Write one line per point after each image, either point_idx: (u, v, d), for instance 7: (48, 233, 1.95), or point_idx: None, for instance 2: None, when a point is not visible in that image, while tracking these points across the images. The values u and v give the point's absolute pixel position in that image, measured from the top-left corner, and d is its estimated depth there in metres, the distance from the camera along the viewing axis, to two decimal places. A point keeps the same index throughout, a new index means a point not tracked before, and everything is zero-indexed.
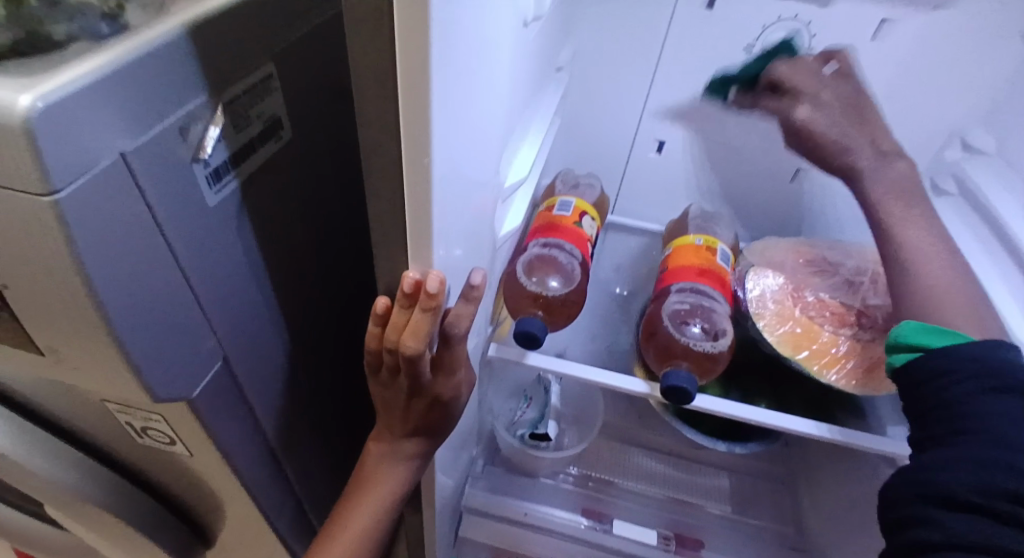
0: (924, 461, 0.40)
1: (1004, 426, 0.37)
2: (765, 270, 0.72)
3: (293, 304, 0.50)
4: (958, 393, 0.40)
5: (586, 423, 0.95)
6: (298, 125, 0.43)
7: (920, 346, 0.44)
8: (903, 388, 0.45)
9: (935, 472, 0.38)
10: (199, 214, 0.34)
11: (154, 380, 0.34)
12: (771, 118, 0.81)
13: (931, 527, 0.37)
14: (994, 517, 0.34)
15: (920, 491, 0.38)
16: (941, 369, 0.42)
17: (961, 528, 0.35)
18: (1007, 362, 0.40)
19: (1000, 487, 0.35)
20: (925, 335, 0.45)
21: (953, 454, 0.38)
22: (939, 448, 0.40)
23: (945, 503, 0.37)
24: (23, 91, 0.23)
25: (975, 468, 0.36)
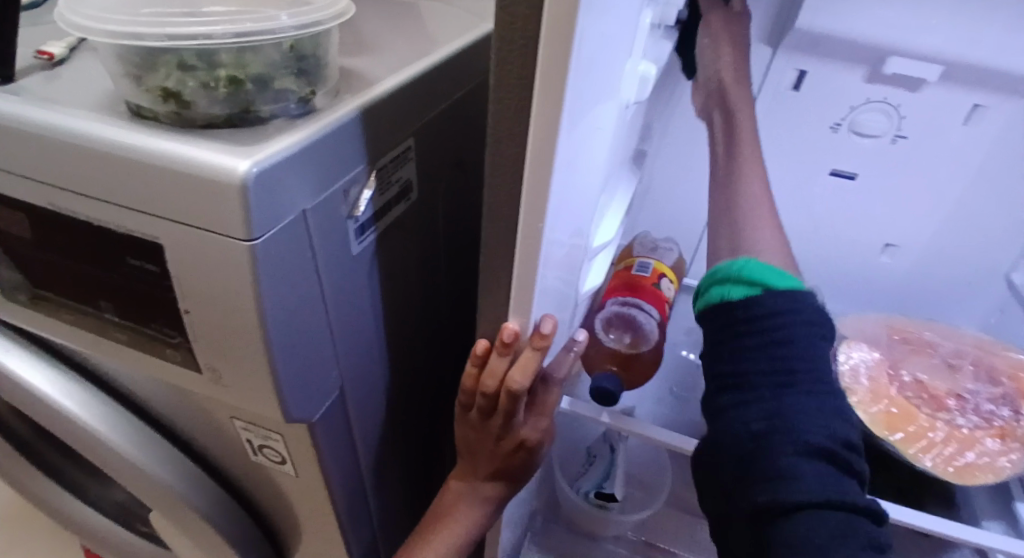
0: (771, 408, 0.37)
1: (820, 361, 0.39)
2: (858, 343, 0.71)
3: (400, 344, 0.54)
4: (781, 333, 0.39)
5: (653, 489, 0.92)
6: (424, 189, 0.48)
7: (760, 281, 0.41)
8: (721, 321, 0.42)
9: (784, 418, 0.37)
10: (342, 261, 0.39)
11: (291, 402, 0.39)
12: (854, 194, 0.82)
13: (788, 482, 0.35)
14: (834, 463, 0.36)
15: (769, 440, 0.36)
16: (781, 307, 0.39)
17: (814, 480, 0.35)
18: (805, 301, 0.40)
19: (835, 433, 0.37)
20: (763, 272, 0.41)
21: (813, 408, 0.37)
22: (778, 391, 0.38)
23: (798, 450, 0.36)
24: (245, 159, 0.29)
25: (821, 416, 0.37)
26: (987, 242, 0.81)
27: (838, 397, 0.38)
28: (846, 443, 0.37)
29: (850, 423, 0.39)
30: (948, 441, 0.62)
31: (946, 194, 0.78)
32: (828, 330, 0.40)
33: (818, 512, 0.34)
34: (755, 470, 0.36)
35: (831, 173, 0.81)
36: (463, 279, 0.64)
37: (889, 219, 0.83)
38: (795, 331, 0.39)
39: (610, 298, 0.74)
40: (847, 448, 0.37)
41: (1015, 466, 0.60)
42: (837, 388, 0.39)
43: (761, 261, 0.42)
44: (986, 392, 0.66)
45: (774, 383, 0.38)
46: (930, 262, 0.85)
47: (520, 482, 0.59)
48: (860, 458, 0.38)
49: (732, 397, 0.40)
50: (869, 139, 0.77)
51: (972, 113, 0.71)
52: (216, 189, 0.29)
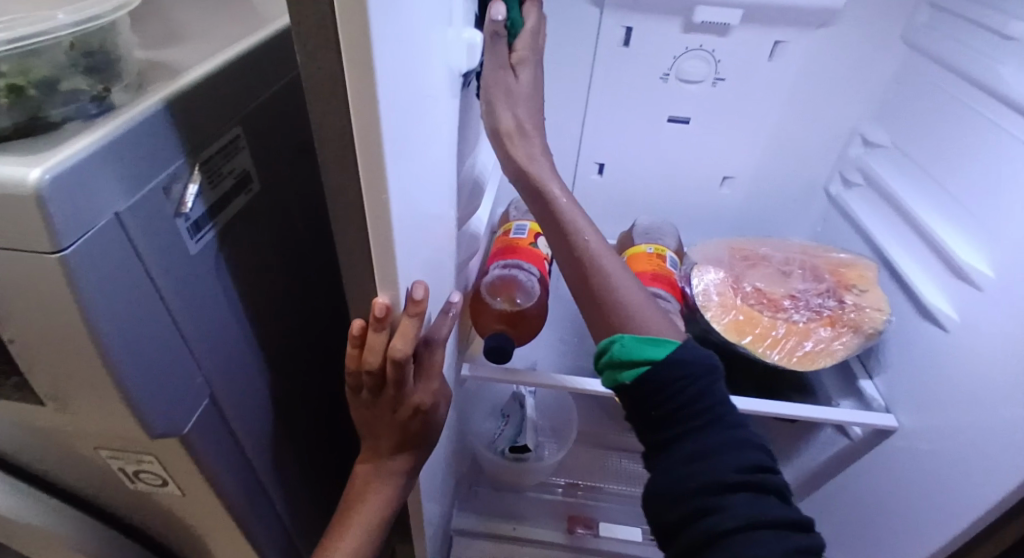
0: (688, 452, 0.45)
1: (721, 405, 0.47)
2: (706, 267, 0.78)
3: (273, 340, 0.53)
4: (678, 397, 0.47)
5: (562, 432, 0.98)
6: (265, 180, 0.48)
7: (644, 358, 0.48)
8: (630, 397, 0.49)
9: (699, 460, 0.44)
10: (180, 261, 0.38)
11: (152, 415, 0.38)
12: (693, 136, 0.90)
13: (716, 514, 0.42)
14: (754, 487, 0.43)
15: (696, 480, 0.44)
16: (670, 372, 0.48)
17: (736, 507, 0.42)
18: (693, 357, 0.49)
19: (749, 463, 0.44)
20: (641, 349, 0.49)
21: (723, 448, 0.44)
22: (690, 439, 0.46)
23: (719, 485, 0.43)
24: (34, 166, 0.28)
25: (733, 451, 0.44)
26: (805, 163, 0.92)
27: (747, 433, 0.46)
28: (761, 467, 0.44)
29: (767, 452, 0.46)
30: (789, 335, 0.71)
31: (767, 124, 0.88)
32: (719, 378, 0.48)
33: (746, 534, 0.41)
34: (688, 510, 0.43)
35: (670, 119, 0.88)
36: (330, 267, 0.64)
37: (726, 155, 0.92)
38: (692, 391, 0.47)
39: (492, 264, 0.79)
40: (766, 471, 0.44)
41: (846, 347, 0.70)
42: (742, 422, 0.47)
43: (638, 337, 0.50)
44: (813, 289, 0.75)
45: (686, 432, 0.46)
46: (764, 188, 0.95)
47: (425, 450, 0.60)
48: (782, 475, 0.45)
49: (657, 459, 0.48)
50: (694, 85, 0.85)
51: (775, 49, 0.81)
52: (8, 202, 0.28)
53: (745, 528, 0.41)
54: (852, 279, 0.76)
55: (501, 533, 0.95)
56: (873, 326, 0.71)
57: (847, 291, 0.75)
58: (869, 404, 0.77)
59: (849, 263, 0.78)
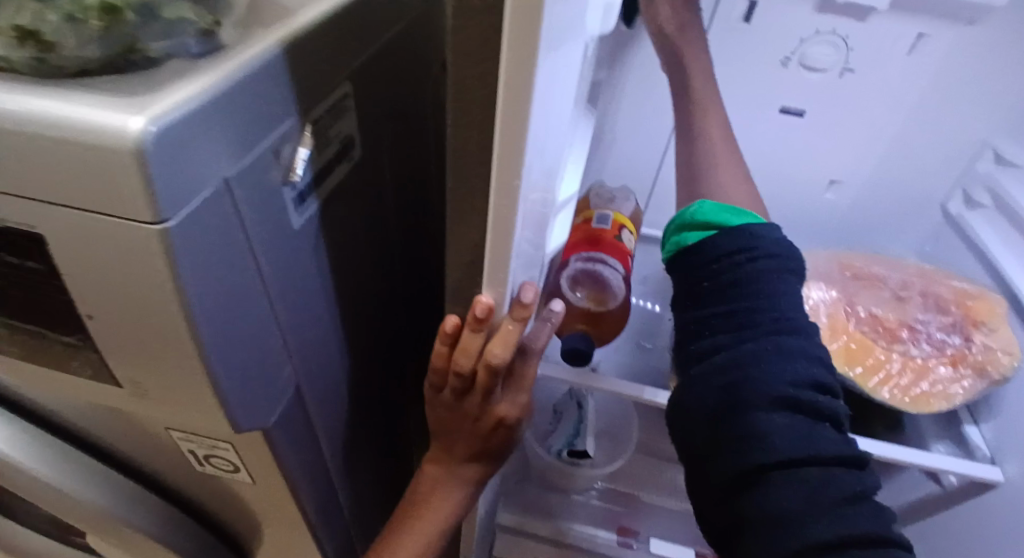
0: (735, 356, 0.40)
1: (786, 303, 0.41)
2: (817, 283, 0.71)
3: (355, 324, 0.48)
4: (738, 274, 0.42)
5: (618, 437, 0.92)
6: (368, 145, 0.42)
7: (716, 223, 0.45)
8: (686, 265, 0.45)
9: (747, 368, 0.39)
10: (282, 237, 0.33)
11: (238, 411, 0.33)
12: (802, 131, 0.81)
13: (756, 438, 0.38)
14: (801, 411, 0.39)
15: (739, 393, 0.39)
16: (737, 248, 0.43)
17: (779, 433, 0.37)
18: (768, 240, 0.43)
19: (803, 378, 0.39)
20: (716, 214, 0.46)
21: (781, 356, 0.39)
22: (739, 339, 0.41)
23: (765, 404, 0.38)
24: (137, 115, 0.22)
25: (785, 363, 0.39)
26: (925, 172, 0.82)
27: (809, 339, 0.41)
28: (815, 385, 0.40)
29: (824, 364, 0.41)
30: (904, 372, 0.63)
31: (888, 127, 0.79)
32: (793, 266, 0.43)
33: (785, 467, 0.37)
34: (723, 416, 0.40)
35: (780, 110, 0.79)
36: (416, 244, 0.59)
37: (836, 155, 0.83)
38: (753, 272, 0.42)
39: (573, 256, 0.72)
40: (820, 390, 0.40)
41: (966, 393, 0.62)
42: (806, 326, 0.41)
43: (718, 205, 0.47)
44: (937, 322, 0.67)
45: (735, 329, 0.41)
46: (874, 196, 0.86)
47: (502, 459, 0.55)
48: (835, 397, 0.41)
49: (698, 341, 0.43)
50: (817, 74, 0.75)
51: (916, 43, 0.70)
52: (105, 158, 0.22)
53: (786, 461, 0.37)
54: (979, 313, 0.66)
55: (547, 535, 0.91)
56: (1000, 372, 0.62)
57: (975, 328, 0.66)
58: (972, 453, 0.68)
59: (976, 295, 0.68)
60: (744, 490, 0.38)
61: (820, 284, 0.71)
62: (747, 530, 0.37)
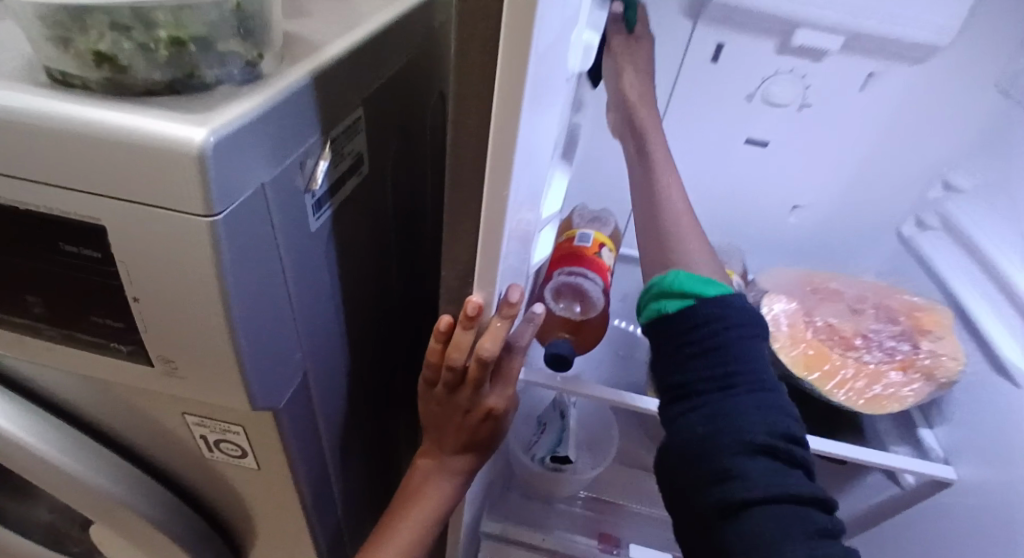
0: (720, 409, 0.43)
1: (760, 363, 0.45)
2: (779, 297, 0.77)
3: (356, 323, 0.53)
4: (713, 340, 0.44)
5: (599, 447, 0.97)
6: (374, 162, 0.47)
7: (693, 293, 0.46)
8: (664, 333, 0.47)
9: (727, 423, 0.42)
10: (301, 237, 0.38)
11: (257, 389, 0.37)
12: (766, 160, 0.88)
13: (739, 480, 0.40)
14: (778, 457, 0.41)
15: (720, 444, 0.42)
16: (713, 316, 0.45)
17: (761, 475, 0.40)
18: (737, 307, 0.46)
19: (778, 430, 0.42)
20: (693, 283, 0.47)
21: (756, 410, 0.42)
22: (722, 394, 0.43)
23: (747, 449, 0.41)
24: (200, 128, 0.27)
25: (763, 414, 0.42)
26: (879, 199, 0.89)
27: (777, 396, 0.44)
28: (789, 437, 0.42)
29: (795, 420, 0.44)
30: (859, 377, 0.69)
31: (844, 157, 0.86)
32: (759, 330, 0.46)
33: (767, 506, 0.39)
34: (706, 470, 0.42)
35: (746, 140, 0.86)
36: (410, 255, 0.64)
37: (798, 182, 0.90)
38: (733, 335, 0.45)
39: (557, 270, 0.76)
40: (793, 442, 0.43)
41: (916, 395, 0.68)
42: (776, 385, 0.44)
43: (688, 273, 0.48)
44: (887, 330, 0.73)
45: (720, 387, 0.44)
46: (835, 220, 0.93)
47: (488, 453, 0.59)
48: (806, 447, 0.44)
49: (680, 403, 0.46)
50: (779, 108, 0.82)
51: (867, 81, 0.78)
52: (171, 161, 0.27)
53: (768, 501, 0.39)
54: (928, 325, 0.73)
55: (530, 542, 0.92)
56: (948, 376, 0.68)
57: (923, 336, 0.72)
58: (927, 453, 0.74)
59: (926, 307, 0.75)
60: (728, 528, 0.40)
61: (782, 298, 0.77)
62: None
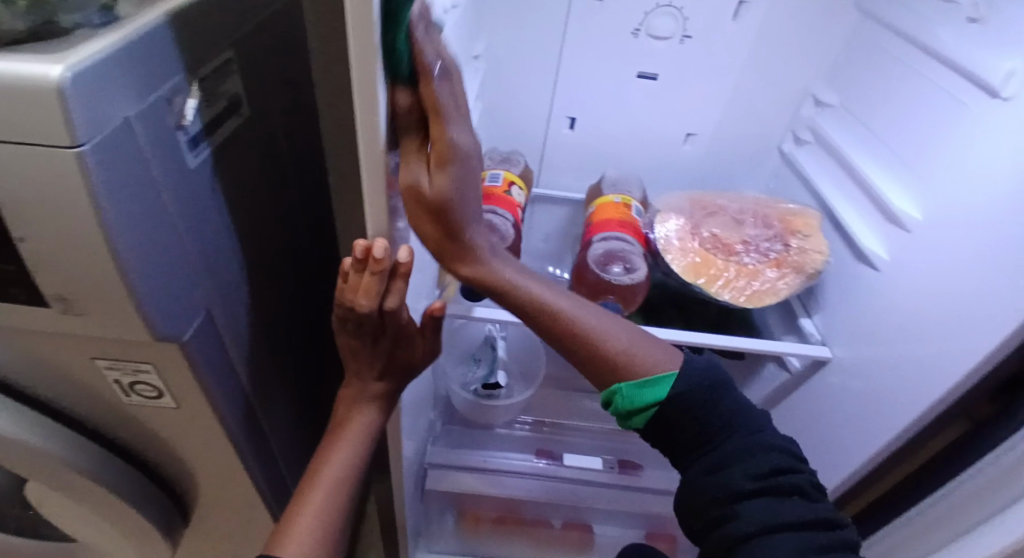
0: (710, 461, 0.52)
1: (734, 414, 0.54)
2: (670, 215, 0.83)
3: (256, 264, 0.56)
4: (692, 406, 0.53)
5: (530, 375, 1.02)
6: (255, 105, 0.50)
7: (652, 401, 0.53)
8: (651, 432, 0.55)
9: (718, 470, 0.52)
10: (180, 172, 0.40)
11: (154, 315, 0.40)
12: (658, 94, 0.93)
13: (735, 519, 0.49)
14: (768, 492, 0.50)
15: (717, 487, 0.51)
16: (681, 388, 0.53)
17: (751, 511, 0.49)
18: (700, 370, 0.55)
19: (770, 465, 0.51)
20: (643, 393, 0.54)
21: (743, 454, 0.52)
22: (709, 448, 0.53)
23: (733, 493, 0.50)
24: (56, 64, 0.30)
25: (750, 458, 0.51)
26: (762, 124, 0.96)
27: (766, 437, 0.53)
28: (782, 470, 0.51)
29: (789, 456, 0.53)
30: (738, 276, 0.77)
31: (724, 87, 0.92)
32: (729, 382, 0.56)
33: (764, 536, 0.48)
34: (710, 509, 0.51)
35: (638, 75, 0.91)
36: (312, 201, 0.67)
37: (690, 113, 0.95)
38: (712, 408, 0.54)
39: None
40: (787, 475, 0.51)
41: (789, 286, 0.76)
42: (763, 430, 0.54)
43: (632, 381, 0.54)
44: (763, 234, 0.80)
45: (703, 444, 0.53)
46: (727, 147, 0.99)
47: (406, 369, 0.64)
48: (798, 475, 0.51)
49: (677, 454, 0.55)
50: (662, 42, 0.88)
51: (740, 10, 0.84)
52: (31, 96, 0.30)
53: (763, 528, 0.48)
54: (798, 227, 0.80)
55: (471, 464, 0.98)
56: (814, 267, 0.76)
57: (793, 236, 0.79)
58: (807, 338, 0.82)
59: (797, 212, 0.82)
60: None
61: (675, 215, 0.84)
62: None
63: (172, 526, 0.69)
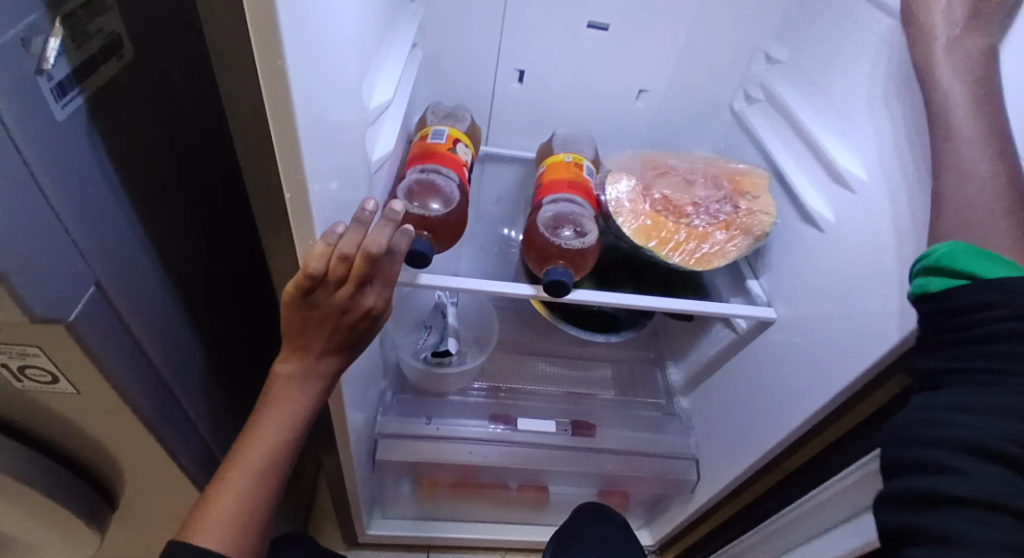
0: (949, 407, 0.42)
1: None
2: (621, 175, 0.81)
3: (159, 228, 0.50)
4: (995, 331, 0.42)
5: (483, 340, 1.01)
6: (139, 47, 0.43)
7: (968, 273, 0.44)
8: (928, 316, 0.47)
9: (957, 420, 0.41)
10: (43, 125, 0.35)
11: (27, 294, 0.35)
12: (609, 45, 0.89)
13: (948, 476, 0.40)
14: (1004, 464, 0.39)
15: (925, 436, 0.42)
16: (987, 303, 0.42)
17: (976, 474, 0.39)
18: None
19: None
20: (972, 261, 0.44)
21: (994, 415, 0.40)
22: (965, 392, 0.42)
23: (965, 450, 0.40)
24: None
25: (996, 417, 0.40)
26: (714, 78, 0.93)
27: None
28: None
29: None
30: (690, 239, 0.75)
31: (674, 38, 0.88)
32: None
33: (973, 508, 0.39)
34: (917, 461, 0.42)
35: (588, 25, 0.86)
36: (223, 157, 0.61)
37: (642, 66, 0.91)
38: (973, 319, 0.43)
39: (410, 168, 0.76)
40: None
41: (738, 249, 0.75)
42: None
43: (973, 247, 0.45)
44: (713, 195, 0.79)
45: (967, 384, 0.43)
46: (678, 103, 0.96)
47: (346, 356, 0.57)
48: None
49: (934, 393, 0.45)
50: None
51: None
52: None
53: (970, 497, 0.39)
54: (746, 188, 0.78)
55: (422, 433, 0.95)
56: (761, 229, 0.75)
57: (741, 197, 0.78)
58: (754, 300, 0.82)
59: (744, 172, 0.80)
60: (915, 518, 0.42)
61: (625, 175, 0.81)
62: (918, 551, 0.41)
63: (96, 511, 0.65)
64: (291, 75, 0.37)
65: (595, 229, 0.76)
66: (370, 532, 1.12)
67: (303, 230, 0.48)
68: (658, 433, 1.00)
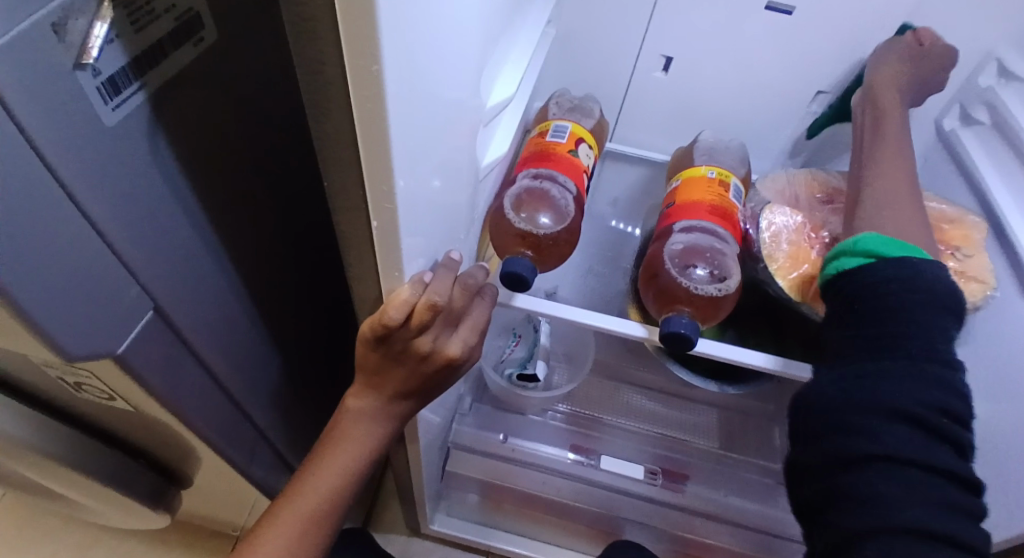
0: (858, 374, 0.43)
1: (934, 341, 0.43)
2: (782, 207, 0.65)
3: (233, 233, 0.44)
4: (897, 298, 0.44)
5: (577, 360, 0.91)
6: (220, 24, 0.36)
7: (877, 253, 0.47)
8: (838, 289, 0.48)
9: (866, 384, 0.43)
10: (83, 128, 0.27)
11: (58, 333, 0.29)
12: (787, 33, 0.71)
13: (865, 438, 0.42)
14: (918, 425, 0.41)
15: (847, 402, 0.43)
16: (895, 275, 0.45)
17: (889, 436, 0.41)
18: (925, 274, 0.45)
19: (925, 399, 0.41)
20: (883, 246, 0.47)
21: (892, 377, 0.42)
22: (874, 360, 0.43)
23: (882, 414, 0.42)
24: None
25: (910, 381, 0.42)
26: None
27: (935, 367, 0.42)
28: (934, 407, 0.41)
29: (956, 396, 0.42)
30: None
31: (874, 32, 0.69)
32: (947, 310, 0.44)
33: (889, 466, 0.41)
34: (832, 424, 0.43)
35: (768, 8, 0.69)
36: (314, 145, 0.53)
37: (823, 64, 0.73)
38: (887, 293, 0.44)
39: (521, 172, 0.65)
40: (942, 413, 0.42)
41: None
42: (948, 360, 0.43)
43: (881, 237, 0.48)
44: None
45: (871, 349, 0.44)
46: None
47: (419, 401, 0.51)
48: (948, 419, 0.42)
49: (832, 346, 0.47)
50: None
51: None
52: None
53: (888, 455, 0.41)
54: (953, 239, 0.56)
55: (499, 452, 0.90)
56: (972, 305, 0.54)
57: None
58: None
59: (953, 217, 0.58)
60: (841, 476, 0.42)
61: (784, 208, 0.65)
62: (839, 509, 0.42)
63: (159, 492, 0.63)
64: (388, 89, 0.27)
65: (736, 274, 0.62)
66: (432, 528, 1.08)
67: (389, 264, 0.38)
68: (763, 503, 0.86)
